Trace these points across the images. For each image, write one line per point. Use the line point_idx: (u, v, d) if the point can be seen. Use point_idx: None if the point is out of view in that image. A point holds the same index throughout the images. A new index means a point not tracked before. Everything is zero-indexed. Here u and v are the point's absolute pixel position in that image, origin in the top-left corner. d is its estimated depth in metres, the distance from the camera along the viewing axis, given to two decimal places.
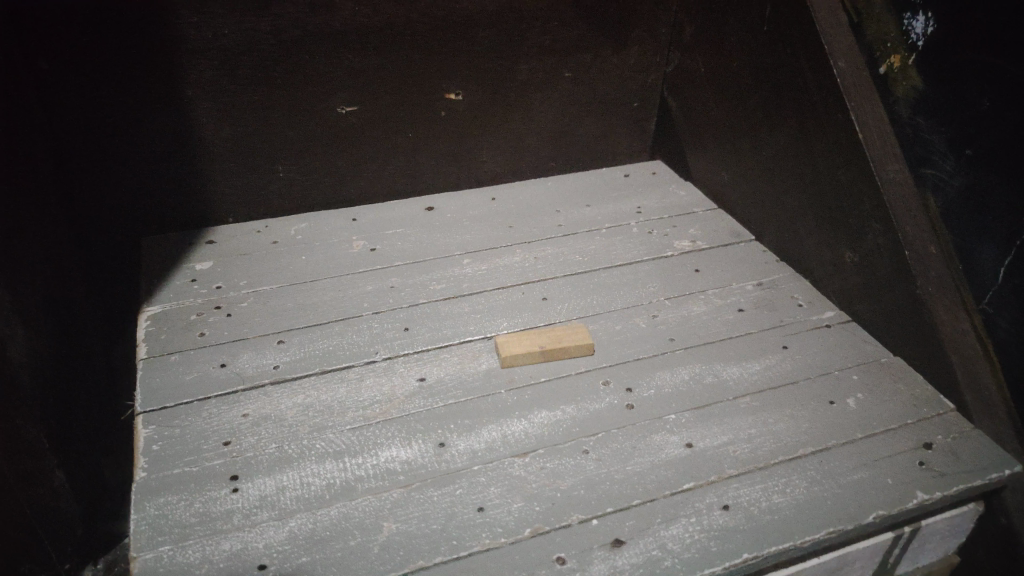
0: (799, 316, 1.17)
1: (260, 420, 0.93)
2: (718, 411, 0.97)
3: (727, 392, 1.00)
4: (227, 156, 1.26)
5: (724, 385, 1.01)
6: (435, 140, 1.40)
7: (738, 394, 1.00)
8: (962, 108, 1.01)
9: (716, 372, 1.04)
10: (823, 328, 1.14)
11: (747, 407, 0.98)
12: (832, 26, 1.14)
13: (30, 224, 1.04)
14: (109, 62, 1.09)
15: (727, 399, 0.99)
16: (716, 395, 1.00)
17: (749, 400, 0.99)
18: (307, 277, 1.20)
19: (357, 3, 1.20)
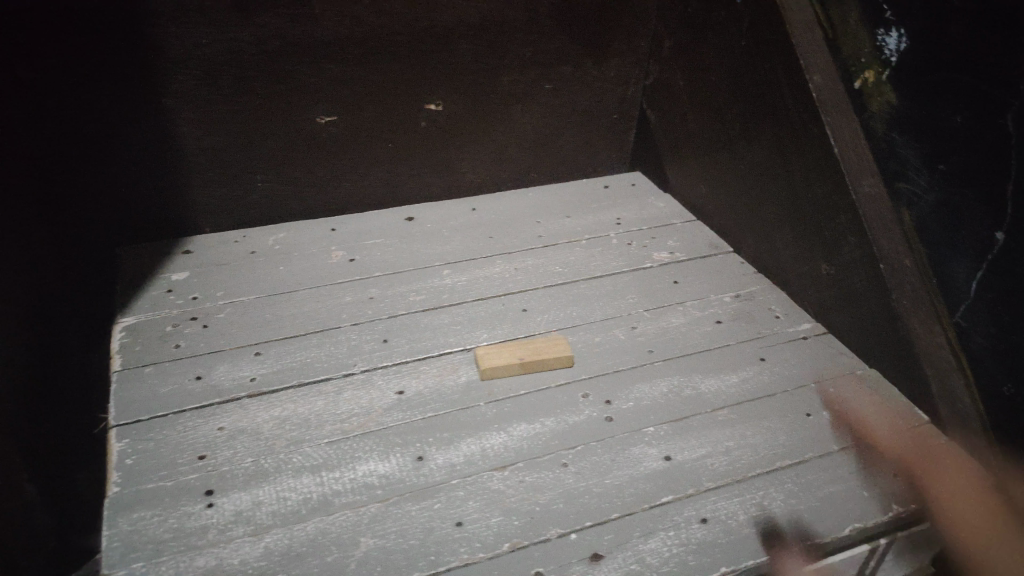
0: (776, 330, 1.18)
1: (237, 433, 0.92)
2: (698, 423, 0.97)
3: (706, 407, 1.00)
4: (207, 165, 1.25)
5: (701, 398, 1.02)
6: (415, 150, 1.40)
7: (712, 407, 1.00)
8: (936, 124, 1.01)
9: (694, 384, 1.04)
10: (799, 341, 1.16)
11: (724, 420, 0.98)
12: (810, 42, 1.16)
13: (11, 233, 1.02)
14: (88, 71, 1.08)
15: (706, 414, 0.99)
16: (695, 407, 1.00)
17: (728, 414, 0.99)
18: (285, 288, 1.19)
19: (339, 14, 1.19)
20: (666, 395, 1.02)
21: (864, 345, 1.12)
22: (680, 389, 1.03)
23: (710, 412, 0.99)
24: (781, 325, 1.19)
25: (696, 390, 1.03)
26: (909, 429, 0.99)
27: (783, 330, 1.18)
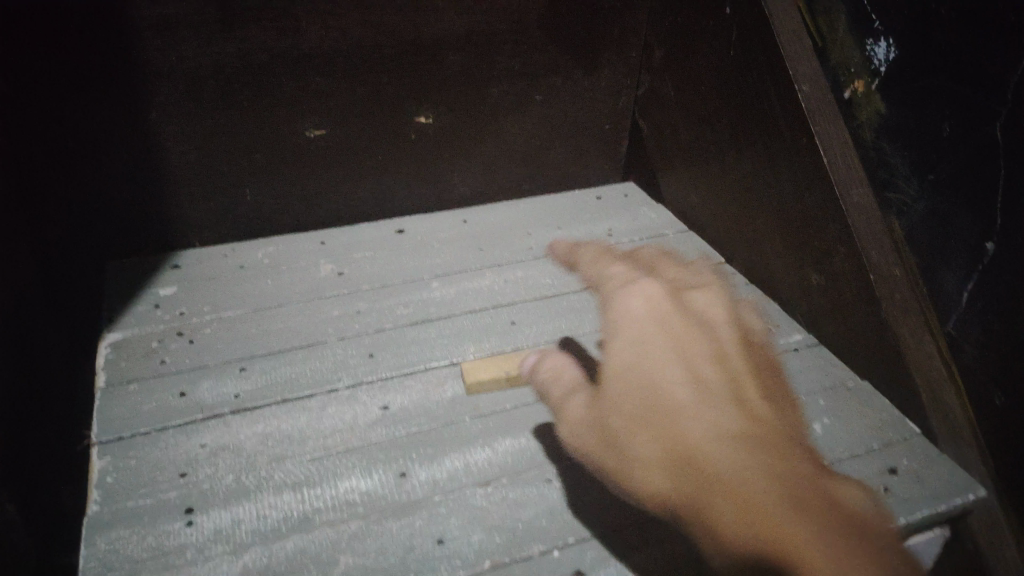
0: (630, 303, 1.03)
1: (219, 450, 0.91)
2: (563, 404, 0.91)
3: (557, 386, 0.94)
4: (194, 179, 1.25)
5: (557, 372, 0.95)
6: (405, 163, 1.40)
7: (554, 394, 0.93)
8: (924, 134, 1.03)
9: (556, 365, 0.96)
10: (653, 300, 1.03)
11: (581, 393, 0.90)
12: (797, 51, 1.14)
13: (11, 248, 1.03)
14: (74, 86, 1.08)
15: (565, 394, 0.92)
16: (559, 388, 0.93)
17: (577, 381, 0.92)
18: (273, 302, 1.19)
19: (325, 27, 1.19)
20: (551, 365, 0.96)
21: (678, 310, 1.02)
22: (553, 361, 0.96)
23: (557, 393, 0.93)
24: (623, 288, 1.09)
25: (562, 364, 0.96)
26: (699, 385, 0.91)
27: (619, 288, 1.10)
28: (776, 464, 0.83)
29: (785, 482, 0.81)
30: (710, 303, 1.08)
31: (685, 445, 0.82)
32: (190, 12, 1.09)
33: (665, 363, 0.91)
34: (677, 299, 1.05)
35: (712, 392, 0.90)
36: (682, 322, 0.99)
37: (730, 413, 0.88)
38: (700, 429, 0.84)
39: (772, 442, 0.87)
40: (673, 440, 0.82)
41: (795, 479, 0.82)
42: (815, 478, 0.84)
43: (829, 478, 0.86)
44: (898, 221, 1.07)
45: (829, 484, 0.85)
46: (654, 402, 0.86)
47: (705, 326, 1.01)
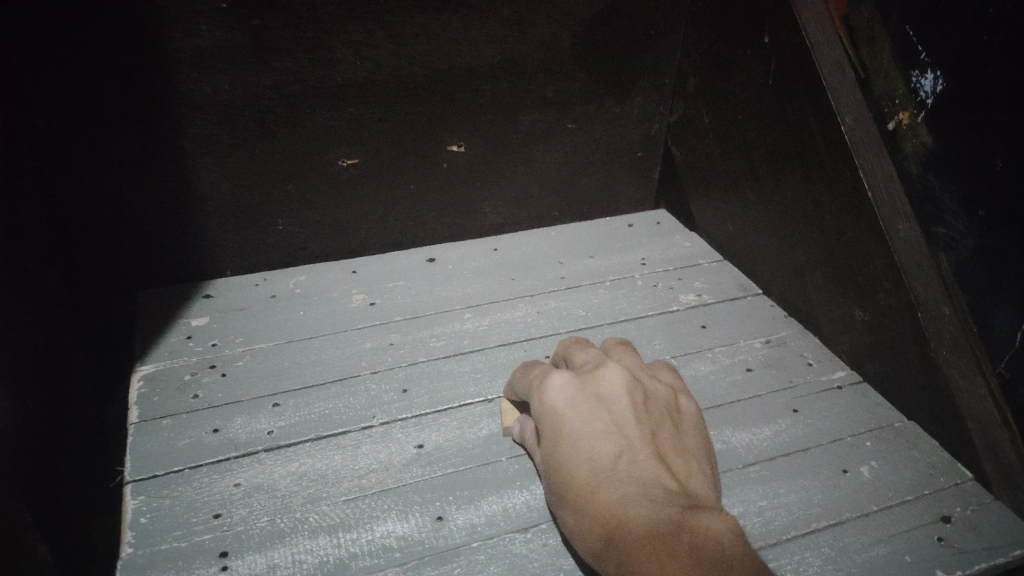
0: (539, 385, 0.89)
1: (253, 490, 0.90)
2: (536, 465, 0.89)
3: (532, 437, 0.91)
4: (226, 209, 1.24)
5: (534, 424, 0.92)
6: (435, 191, 1.39)
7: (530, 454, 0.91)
8: (975, 167, 1.00)
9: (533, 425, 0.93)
10: (589, 367, 0.91)
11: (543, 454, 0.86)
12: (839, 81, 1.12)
13: (46, 279, 1.02)
14: (108, 119, 1.08)
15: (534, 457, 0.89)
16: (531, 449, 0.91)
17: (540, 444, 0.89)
18: (305, 334, 1.18)
19: (358, 57, 1.18)
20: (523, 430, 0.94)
21: (599, 369, 0.88)
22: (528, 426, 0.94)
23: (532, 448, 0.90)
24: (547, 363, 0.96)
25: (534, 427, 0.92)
26: (604, 450, 0.79)
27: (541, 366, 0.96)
28: (656, 511, 0.73)
29: (650, 521, 0.72)
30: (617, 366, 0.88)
31: (593, 516, 0.75)
32: (225, 44, 1.09)
33: (567, 437, 0.81)
34: (584, 369, 0.89)
35: (617, 457, 0.78)
36: (597, 393, 0.84)
37: (625, 469, 0.77)
38: (609, 496, 0.75)
39: (652, 493, 0.75)
40: (583, 511, 0.76)
41: (653, 522, 0.72)
42: (678, 522, 0.72)
43: (690, 512, 0.73)
44: (946, 255, 1.06)
45: (687, 521, 0.72)
46: (568, 476, 0.78)
47: (608, 381, 0.86)
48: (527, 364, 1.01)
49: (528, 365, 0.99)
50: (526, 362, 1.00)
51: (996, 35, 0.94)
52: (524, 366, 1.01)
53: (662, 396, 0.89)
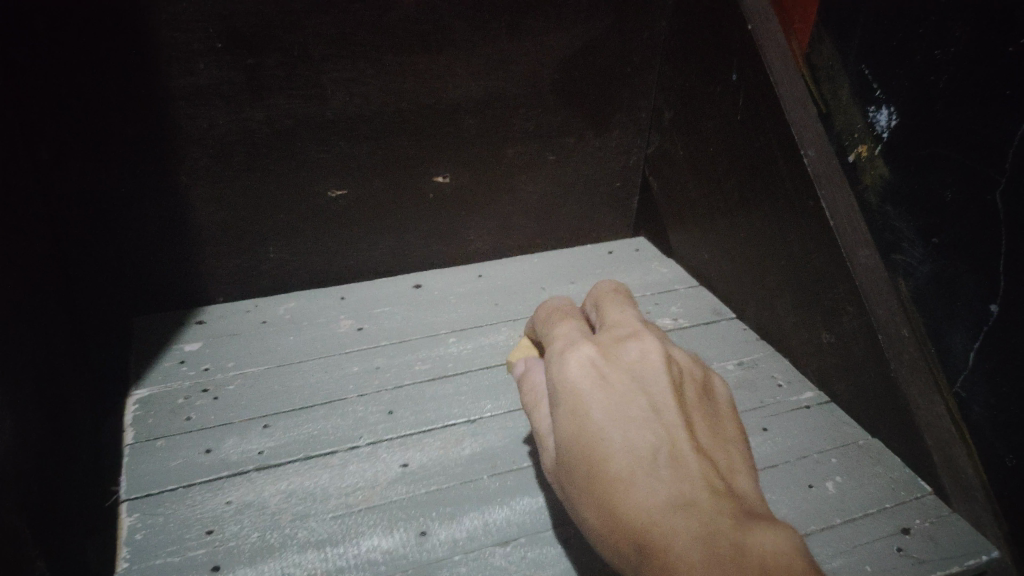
0: (556, 349, 0.74)
1: (244, 507, 0.94)
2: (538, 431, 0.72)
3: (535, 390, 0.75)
4: (220, 238, 1.29)
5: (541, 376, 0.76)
6: (421, 220, 1.44)
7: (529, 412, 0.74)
8: (927, 198, 1.06)
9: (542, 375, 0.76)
10: (615, 337, 0.75)
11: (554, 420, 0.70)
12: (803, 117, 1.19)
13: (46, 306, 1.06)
14: (107, 152, 1.13)
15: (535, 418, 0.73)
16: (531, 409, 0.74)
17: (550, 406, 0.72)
18: (295, 358, 1.22)
19: (348, 93, 1.24)
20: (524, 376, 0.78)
21: (628, 346, 0.73)
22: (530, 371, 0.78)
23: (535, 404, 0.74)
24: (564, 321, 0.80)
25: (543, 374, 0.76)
26: (637, 439, 0.64)
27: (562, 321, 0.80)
28: (702, 509, 0.58)
29: (698, 531, 0.56)
30: (647, 339, 0.75)
31: (623, 518, 0.60)
32: (221, 81, 1.15)
33: (594, 421, 0.65)
34: (605, 339, 0.75)
35: (655, 445, 0.63)
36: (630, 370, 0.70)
37: (664, 465, 0.62)
38: (643, 499, 0.60)
39: (695, 495, 0.59)
40: (608, 513, 0.61)
41: (702, 534, 0.56)
42: (732, 533, 0.55)
43: (745, 524, 0.56)
44: (906, 281, 1.12)
45: (743, 534, 0.55)
46: (591, 470, 0.63)
47: (641, 360, 0.71)
48: (543, 320, 0.86)
49: (546, 321, 0.84)
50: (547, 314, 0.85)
51: (942, 73, 1.01)
52: (543, 319, 0.85)
53: (694, 377, 0.75)
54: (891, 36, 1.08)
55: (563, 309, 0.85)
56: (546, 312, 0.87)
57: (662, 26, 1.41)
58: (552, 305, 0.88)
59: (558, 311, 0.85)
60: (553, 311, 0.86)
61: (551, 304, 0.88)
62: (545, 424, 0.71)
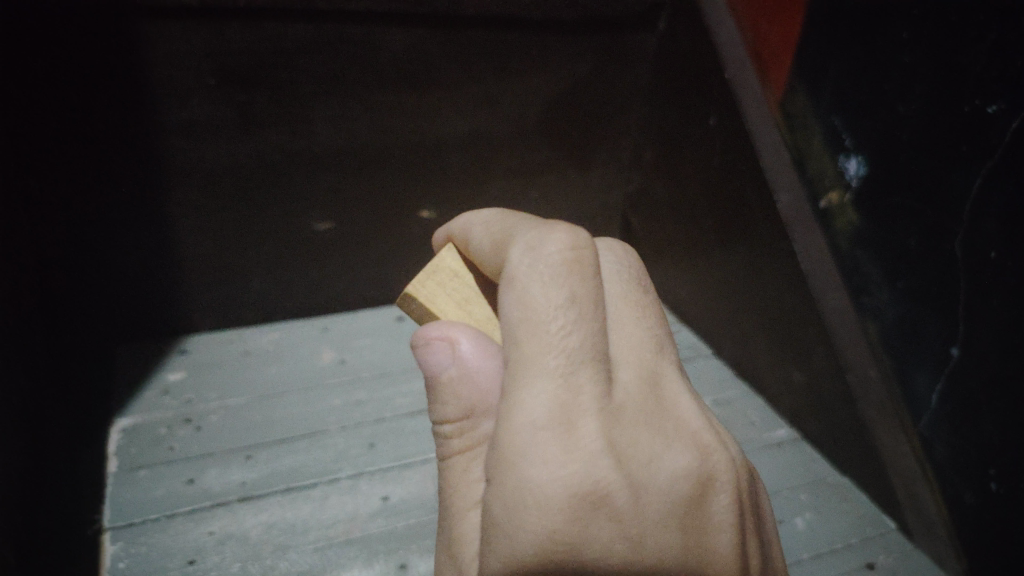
0: (531, 414, 0.48)
1: (225, 538, 0.98)
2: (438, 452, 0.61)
3: (454, 408, 0.59)
4: (204, 270, 1.29)
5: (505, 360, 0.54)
6: (404, 252, 1.43)
7: (437, 421, 0.62)
8: (891, 246, 1.08)
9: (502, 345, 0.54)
10: (634, 396, 0.52)
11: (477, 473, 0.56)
12: (775, 163, 1.23)
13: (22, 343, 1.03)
14: (94, 179, 1.11)
15: (440, 442, 0.61)
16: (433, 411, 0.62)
17: (474, 430, 0.58)
18: (277, 389, 1.24)
19: (337, 130, 1.22)
20: (434, 359, 0.61)
21: (655, 429, 0.52)
22: (440, 353, 0.61)
23: (450, 427, 0.59)
24: (552, 315, 0.50)
25: (469, 365, 0.59)
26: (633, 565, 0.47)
27: (551, 331, 0.50)
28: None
29: None
30: (691, 419, 0.55)
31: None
32: (211, 115, 1.13)
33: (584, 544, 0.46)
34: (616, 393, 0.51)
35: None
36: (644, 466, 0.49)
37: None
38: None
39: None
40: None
41: None
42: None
43: None
44: (873, 325, 1.12)
45: None
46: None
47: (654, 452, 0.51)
48: (507, 280, 0.54)
49: (509, 281, 0.53)
50: (507, 266, 0.55)
51: (905, 127, 1.05)
52: (507, 271, 0.54)
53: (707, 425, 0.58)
54: (854, 92, 1.11)
55: (564, 292, 0.51)
56: (514, 259, 0.54)
57: (646, 70, 1.41)
58: (539, 250, 0.54)
59: (544, 278, 0.52)
60: (534, 288, 0.52)
61: (527, 246, 0.54)
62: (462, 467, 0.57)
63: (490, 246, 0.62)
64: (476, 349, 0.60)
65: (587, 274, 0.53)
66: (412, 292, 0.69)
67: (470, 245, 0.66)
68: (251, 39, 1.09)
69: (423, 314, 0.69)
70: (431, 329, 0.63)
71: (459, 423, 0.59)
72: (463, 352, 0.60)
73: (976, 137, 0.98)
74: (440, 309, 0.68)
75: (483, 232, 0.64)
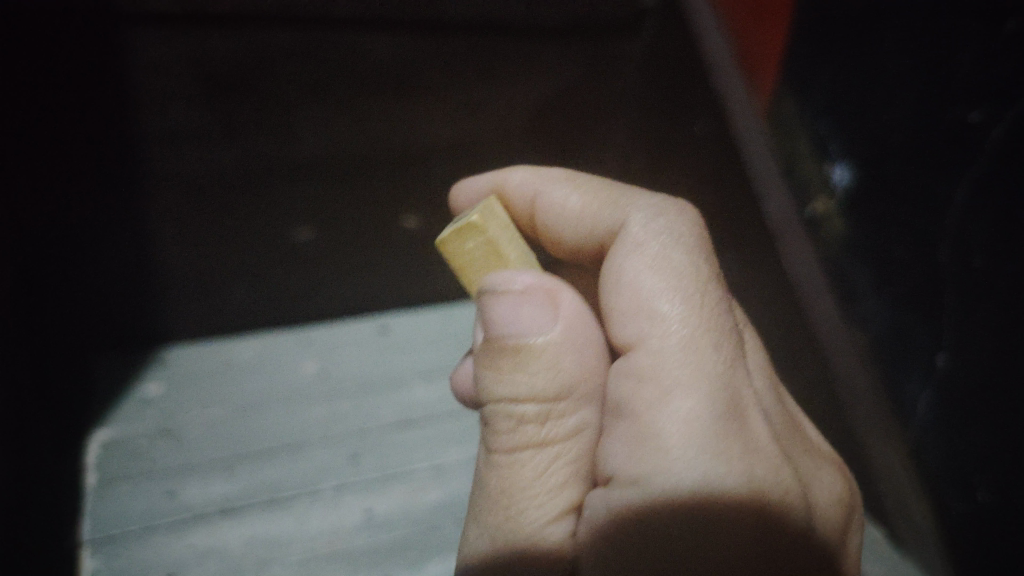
0: (691, 372, 0.60)
1: (208, 551, 1.04)
2: (499, 431, 0.62)
3: (547, 383, 0.61)
4: (181, 279, 1.25)
5: (628, 330, 0.63)
6: (377, 259, 1.35)
7: (507, 394, 0.61)
8: (884, 256, 1.23)
9: (622, 303, 0.64)
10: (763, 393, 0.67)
11: (560, 475, 0.62)
12: (756, 154, 1.25)
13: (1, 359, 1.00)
14: (68, 182, 1.08)
15: (508, 420, 0.61)
16: (496, 381, 0.62)
17: (563, 421, 0.62)
18: (257, 400, 1.22)
19: (321, 137, 1.18)
20: (531, 310, 0.62)
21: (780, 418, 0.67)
22: (537, 306, 0.62)
23: (533, 409, 0.61)
24: (699, 285, 0.65)
25: (574, 336, 0.62)
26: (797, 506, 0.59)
27: (703, 301, 0.64)
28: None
29: None
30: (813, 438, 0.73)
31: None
32: (192, 123, 1.09)
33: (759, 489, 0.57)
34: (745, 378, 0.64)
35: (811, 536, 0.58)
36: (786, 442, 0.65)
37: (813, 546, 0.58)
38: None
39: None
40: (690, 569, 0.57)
41: None
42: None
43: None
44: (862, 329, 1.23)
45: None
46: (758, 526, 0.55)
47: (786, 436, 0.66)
48: (628, 241, 0.68)
49: (637, 244, 0.67)
50: (628, 224, 0.69)
51: (895, 133, 1.22)
52: (630, 228, 0.69)
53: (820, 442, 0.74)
54: (849, 93, 1.26)
55: (704, 267, 0.66)
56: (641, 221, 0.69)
57: (633, 73, 1.26)
58: (656, 211, 0.70)
59: (683, 246, 0.67)
60: (674, 256, 0.65)
61: (651, 212, 0.70)
62: (543, 461, 0.61)
63: (578, 205, 0.76)
64: (575, 307, 0.63)
65: (707, 248, 0.68)
66: (481, 225, 0.66)
67: (540, 196, 0.78)
68: (236, 45, 1.04)
69: (473, 255, 0.68)
70: (510, 277, 0.64)
71: (546, 405, 0.61)
72: (564, 307, 0.63)
73: (962, 146, 1.23)
74: (504, 251, 0.68)
75: (566, 188, 0.77)
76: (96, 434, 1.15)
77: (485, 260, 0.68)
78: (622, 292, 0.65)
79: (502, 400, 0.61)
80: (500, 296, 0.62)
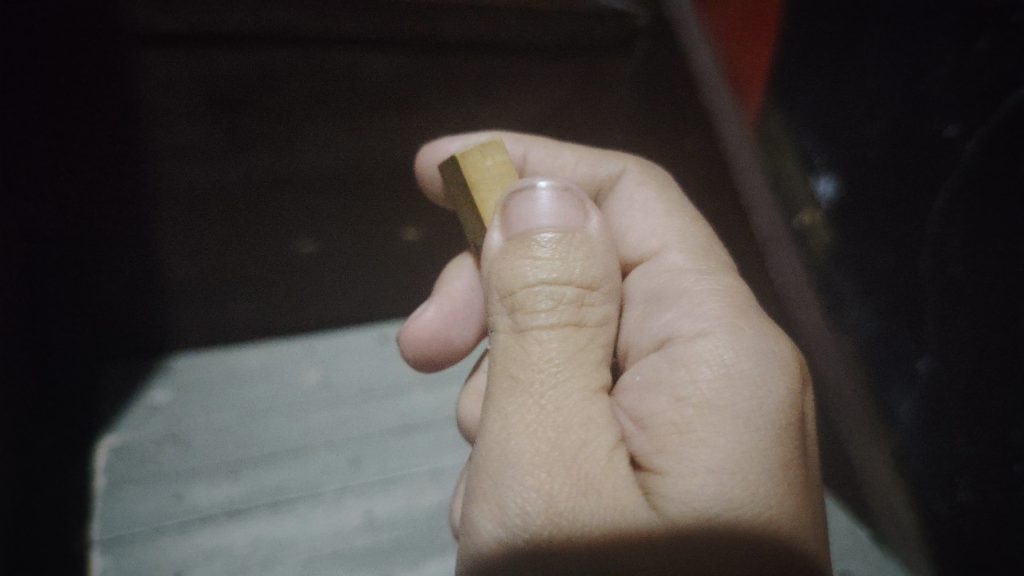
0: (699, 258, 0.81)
1: (215, 552, 1.07)
2: (533, 311, 0.60)
3: (590, 266, 0.63)
4: (190, 292, 1.29)
5: (642, 245, 0.85)
6: (379, 269, 1.39)
7: (546, 275, 0.61)
8: (867, 267, 1.27)
9: (632, 223, 0.88)
10: None
11: (593, 356, 0.62)
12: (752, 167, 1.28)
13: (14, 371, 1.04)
14: (82, 203, 1.10)
15: (546, 299, 0.60)
16: (530, 265, 0.61)
17: (594, 308, 0.63)
18: (262, 407, 1.26)
19: (323, 152, 1.22)
20: (568, 205, 0.66)
21: None
22: (572, 206, 0.66)
23: (572, 292, 0.61)
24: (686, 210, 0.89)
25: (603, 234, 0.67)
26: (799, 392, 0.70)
27: (692, 220, 0.88)
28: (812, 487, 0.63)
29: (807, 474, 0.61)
30: None
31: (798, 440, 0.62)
32: (201, 141, 1.12)
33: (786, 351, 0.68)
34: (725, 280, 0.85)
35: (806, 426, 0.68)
36: None
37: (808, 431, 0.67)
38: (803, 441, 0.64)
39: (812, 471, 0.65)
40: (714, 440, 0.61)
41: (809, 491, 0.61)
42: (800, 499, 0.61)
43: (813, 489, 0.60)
44: (845, 336, 1.30)
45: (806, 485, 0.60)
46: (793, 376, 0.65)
47: None
48: (633, 180, 0.93)
49: (641, 184, 0.92)
50: (626, 172, 0.94)
51: (873, 149, 1.26)
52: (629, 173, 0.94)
53: None
54: (834, 112, 1.31)
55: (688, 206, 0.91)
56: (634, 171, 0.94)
57: (624, 92, 1.30)
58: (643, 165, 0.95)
59: (667, 187, 0.92)
60: (666, 194, 0.91)
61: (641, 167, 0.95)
62: (582, 339, 0.61)
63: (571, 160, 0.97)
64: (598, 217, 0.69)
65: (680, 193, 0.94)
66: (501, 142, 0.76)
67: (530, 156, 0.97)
68: (240, 64, 1.07)
69: (493, 170, 0.74)
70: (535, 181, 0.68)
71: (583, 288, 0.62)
72: (590, 214, 0.68)
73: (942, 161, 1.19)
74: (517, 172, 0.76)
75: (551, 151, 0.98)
76: (104, 442, 1.19)
77: (502, 175, 0.75)
78: (631, 219, 0.88)
79: (542, 280, 0.61)
80: (530, 191, 0.66)
